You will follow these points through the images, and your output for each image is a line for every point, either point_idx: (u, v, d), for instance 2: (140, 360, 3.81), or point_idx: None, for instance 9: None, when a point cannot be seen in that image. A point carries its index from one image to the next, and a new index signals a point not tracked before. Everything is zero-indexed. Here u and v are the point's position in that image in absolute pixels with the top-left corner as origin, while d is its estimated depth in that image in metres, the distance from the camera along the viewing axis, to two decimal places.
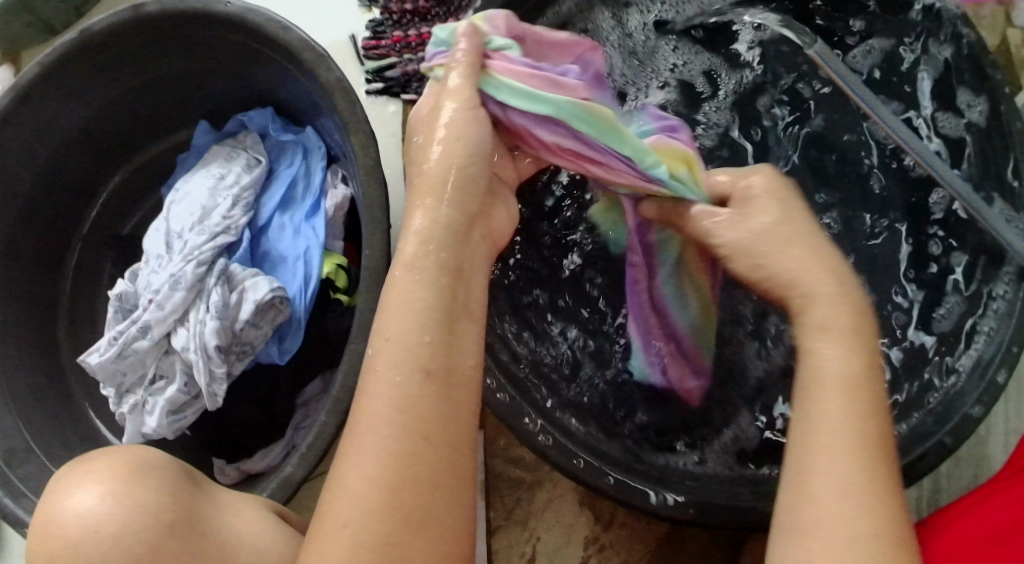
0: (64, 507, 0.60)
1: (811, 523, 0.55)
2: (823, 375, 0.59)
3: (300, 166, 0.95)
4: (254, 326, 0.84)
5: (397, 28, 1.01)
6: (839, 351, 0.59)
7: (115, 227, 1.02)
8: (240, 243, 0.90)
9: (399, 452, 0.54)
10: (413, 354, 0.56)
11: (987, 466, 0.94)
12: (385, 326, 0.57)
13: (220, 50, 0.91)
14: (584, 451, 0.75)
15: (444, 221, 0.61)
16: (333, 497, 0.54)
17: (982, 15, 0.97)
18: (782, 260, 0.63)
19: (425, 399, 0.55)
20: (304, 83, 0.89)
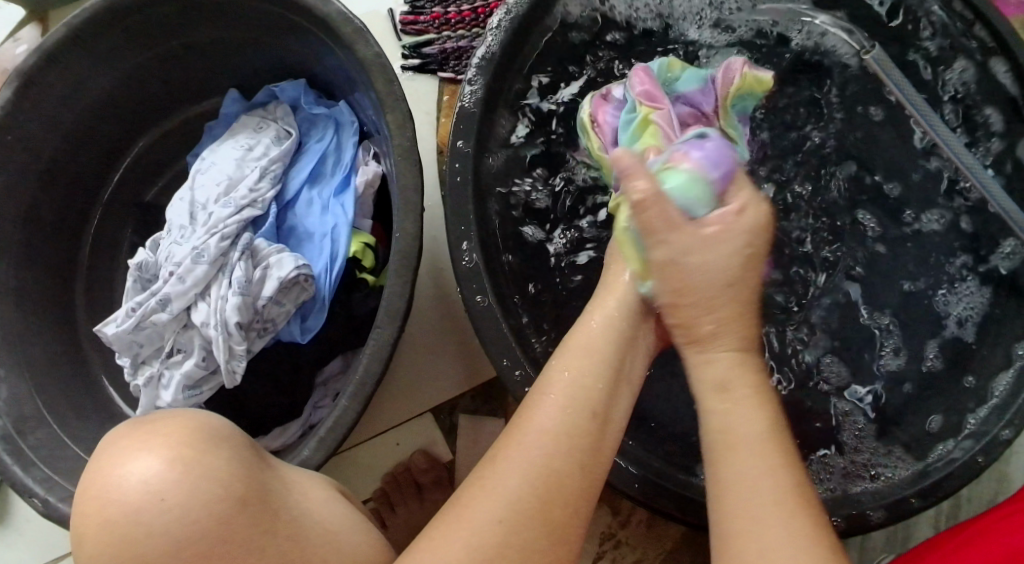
0: (119, 473, 0.57)
1: (754, 543, 0.60)
2: (731, 441, 0.65)
3: (331, 140, 0.92)
4: (277, 303, 0.82)
5: (437, 4, 0.98)
6: (745, 415, 0.66)
7: (138, 195, 1.00)
8: (265, 216, 0.88)
9: (541, 483, 0.60)
10: (583, 395, 0.64)
11: (1012, 484, 0.91)
12: (569, 353, 0.67)
13: (254, 19, 0.88)
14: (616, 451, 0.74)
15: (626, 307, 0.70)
16: (475, 489, 0.61)
17: None
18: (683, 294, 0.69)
19: (580, 444, 0.62)
20: (340, 56, 0.86)
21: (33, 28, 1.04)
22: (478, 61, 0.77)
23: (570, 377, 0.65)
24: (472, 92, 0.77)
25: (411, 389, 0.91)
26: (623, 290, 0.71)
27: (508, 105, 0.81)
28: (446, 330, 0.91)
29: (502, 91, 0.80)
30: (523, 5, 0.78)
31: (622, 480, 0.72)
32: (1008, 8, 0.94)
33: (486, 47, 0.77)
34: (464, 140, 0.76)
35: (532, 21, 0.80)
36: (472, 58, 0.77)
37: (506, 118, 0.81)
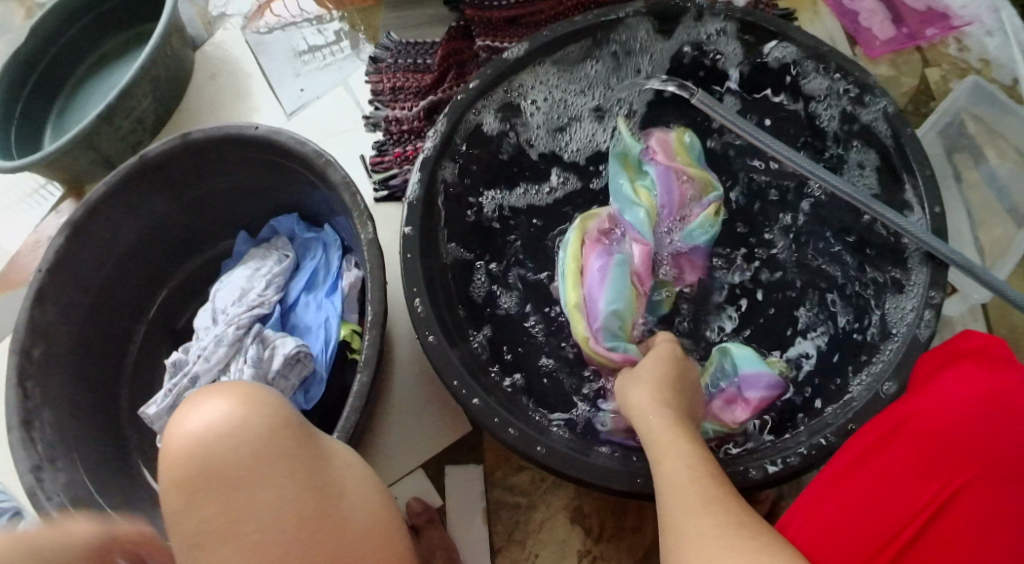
0: (209, 407, 0.77)
1: (680, 528, 0.72)
2: (660, 437, 0.80)
3: (321, 257, 1.15)
4: (284, 378, 1.01)
5: (398, 145, 1.24)
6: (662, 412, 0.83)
7: (170, 322, 1.22)
8: (272, 315, 1.09)
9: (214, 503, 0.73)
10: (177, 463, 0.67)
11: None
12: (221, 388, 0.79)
13: (252, 168, 1.15)
14: (544, 435, 0.88)
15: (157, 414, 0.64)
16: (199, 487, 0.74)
17: (900, 59, 1.20)
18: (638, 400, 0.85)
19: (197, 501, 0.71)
20: (327, 193, 1.10)
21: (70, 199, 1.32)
22: (427, 151, 1.01)
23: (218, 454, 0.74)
24: (419, 178, 0.99)
25: (405, 447, 1.07)
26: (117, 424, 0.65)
27: (449, 184, 1.04)
28: (427, 394, 1.09)
29: (444, 176, 1.02)
30: (450, 127, 1.02)
31: (551, 458, 0.86)
32: (874, 49, 1.20)
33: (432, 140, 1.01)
34: (411, 226, 0.97)
35: (463, 119, 1.04)
36: (422, 148, 1.01)
37: (446, 196, 1.04)
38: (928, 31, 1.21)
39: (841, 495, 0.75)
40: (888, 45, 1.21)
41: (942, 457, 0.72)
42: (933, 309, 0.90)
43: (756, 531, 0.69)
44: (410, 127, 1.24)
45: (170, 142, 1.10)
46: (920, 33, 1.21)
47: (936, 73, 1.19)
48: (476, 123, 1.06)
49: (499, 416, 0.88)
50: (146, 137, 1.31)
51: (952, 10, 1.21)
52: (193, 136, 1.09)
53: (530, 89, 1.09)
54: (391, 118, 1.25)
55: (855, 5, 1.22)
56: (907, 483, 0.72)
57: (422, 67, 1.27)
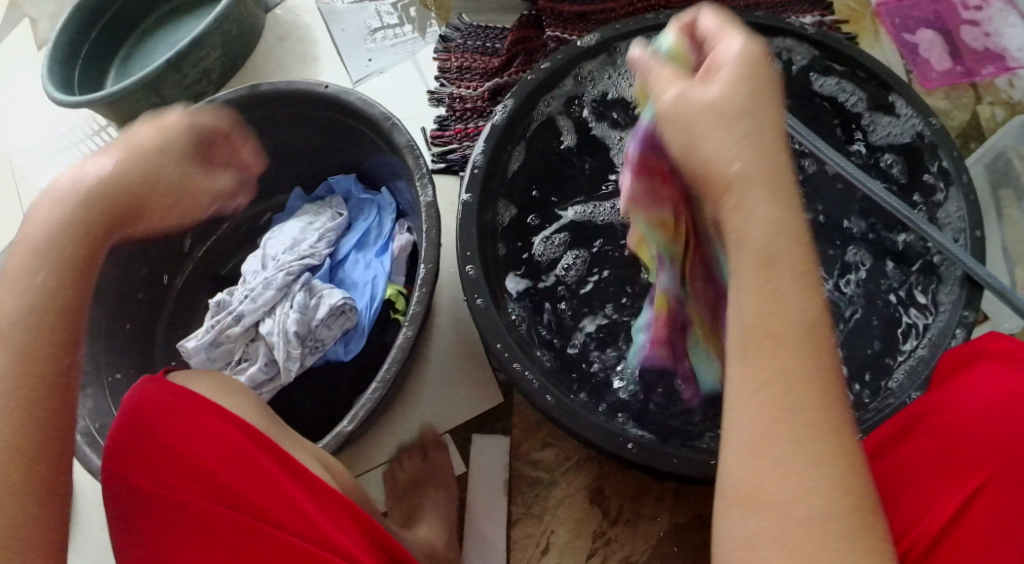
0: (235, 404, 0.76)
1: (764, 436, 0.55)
2: (745, 240, 0.57)
3: (374, 220, 1.17)
4: (327, 327, 1.03)
5: (460, 122, 1.27)
6: (762, 204, 0.57)
7: (214, 269, 1.25)
8: (320, 267, 1.11)
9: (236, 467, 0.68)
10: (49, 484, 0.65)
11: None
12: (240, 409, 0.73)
13: (316, 125, 1.18)
14: (573, 403, 0.90)
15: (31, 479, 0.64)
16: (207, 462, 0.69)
17: (954, 94, 1.17)
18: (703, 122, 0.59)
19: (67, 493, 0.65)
20: (389, 155, 1.13)
21: (126, 143, 1.37)
22: (492, 125, 1.03)
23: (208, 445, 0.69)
24: (482, 151, 1.02)
25: (434, 413, 1.09)
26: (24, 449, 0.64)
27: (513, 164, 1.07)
28: (461, 361, 1.12)
29: (506, 154, 1.05)
30: (508, 113, 1.04)
31: (568, 417, 0.88)
32: (929, 81, 1.17)
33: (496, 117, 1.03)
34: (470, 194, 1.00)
35: (530, 103, 1.06)
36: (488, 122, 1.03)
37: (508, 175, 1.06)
38: (984, 68, 1.18)
39: (882, 477, 0.68)
40: (943, 78, 1.18)
41: (979, 457, 0.63)
42: (966, 325, 0.89)
43: (832, 387, 0.55)
44: (472, 106, 1.27)
45: (237, 91, 1.12)
46: (976, 70, 1.18)
47: (988, 111, 1.16)
48: (542, 109, 1.08)
49: (538, 381, 0.90)
50: (209, 89, 1.35)
51: (1009, 52, 1.18)
52: (262, 88, 1.12)
53: (600, 81, 1.12)
54: (455, 95, 1.28)
55: (915, 37, 1.20)
56: (950, 475, 0.64)
57: (490, 51, 1.30)
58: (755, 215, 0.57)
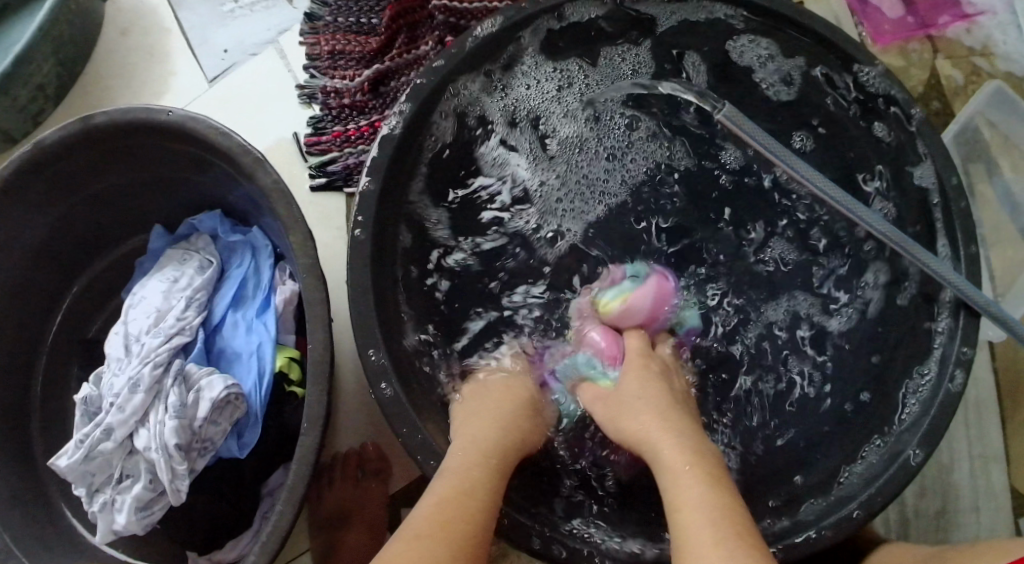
0: None
1: None
2: (678, 506, 0.69)
3: (249, 265, 0.97)
4: (213, 424, 0.88)
5: (337, 123, 1.05)
6: (685, 485, 0.70)
7: (80, 330, 1.07)
8: (194, 342, 0.93)
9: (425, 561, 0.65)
10: None
11: (956, 495, 1.04)
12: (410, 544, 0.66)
13: (168, 156, 0.97)
14: (547, 527, 0.83)
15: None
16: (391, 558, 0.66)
17: (909, 49, 1.11)
18: (635, 429, 0.79)
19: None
20: (245, 186, 0.94)
21: None
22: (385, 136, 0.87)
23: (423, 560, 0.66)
24: (370, 184, 0.85)
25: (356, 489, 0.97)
26: None
27: (422, 205, 0.92)
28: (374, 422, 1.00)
29: (404, 180, 0.88)
30: (408, 118, 0.87)
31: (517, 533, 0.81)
32: (884, 38, 1.11)
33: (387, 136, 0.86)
34: (362, 228, 0.84)
35: (429, 109, 0.89)
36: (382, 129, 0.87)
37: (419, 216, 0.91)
38: (940, 19, 1.12)
39: None
40: (899, 30, 1.12)
41: None
42: (964, 367, 0.87)
43: (750, 541, 0.65)
44: (352, 101, 1.05)
45: (67, 127, 0.92)
46: (932, 20, 1.12)
47: (948, 67, 1.11)
48: (441, 118, 0.91)
49: None
50: (47, 105, 1.11)
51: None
52: (94, 122, 0.91)
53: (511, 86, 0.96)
54: (329, 89, 1.06)
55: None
56: None
57: (366, 28, 1.07)
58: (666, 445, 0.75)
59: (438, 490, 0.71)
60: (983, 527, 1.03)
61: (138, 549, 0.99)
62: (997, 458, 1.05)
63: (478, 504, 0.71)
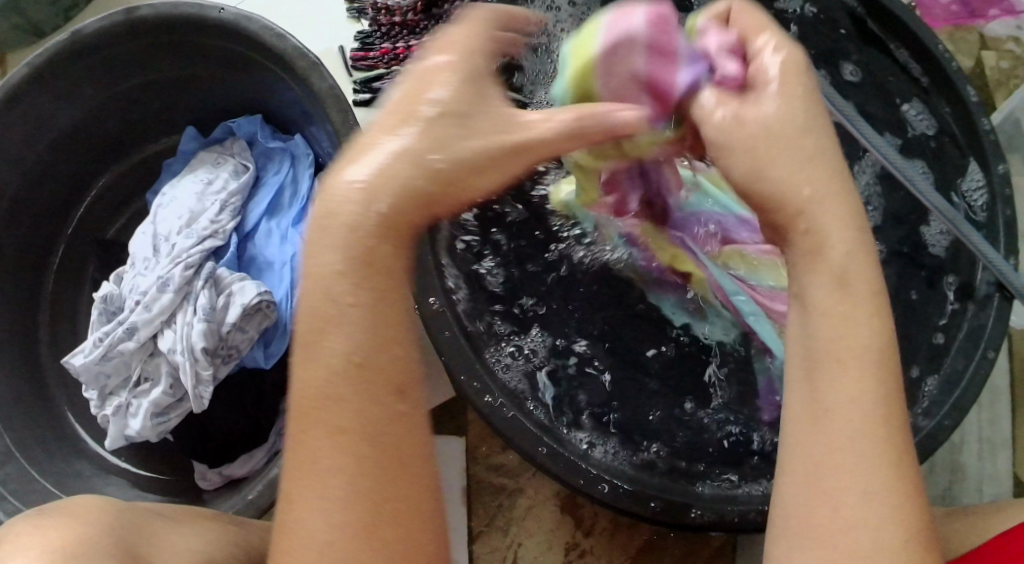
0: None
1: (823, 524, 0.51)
2: (824, 348, 0.53)
3: (287, 173, 0.95)
4: (241, 330, 0.85)
5: (386, 40, 1.03)
6: (862, 320, 0.53)
7: (98, 231, 1.03)
8: (226, 247, 0.91)
9: (352, 479, 0.50)
10: (350, 512, 0.50)
11: (961, 472, 0.96)
12: (318, 433, 0.51)
13: (210, 56, 0.93)
14: (588, 464, 0.76)
15: (358, 491, 0.50)
16: (301, 486, 0.51)
17: (958, 36, 1.02)
18: (794, 181, 0.55)
19: (380, 487, 0.51)
20: (294, 91, 0.90)
21: None
22: None
23: (341, 448, 0.50)
24: None
25: None
26: (308, 526, 0.50)
27: None
28: None
29: None
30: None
31: (557, 466, 0.74)
32: (935, 20, 1.02)
33: None
34: None
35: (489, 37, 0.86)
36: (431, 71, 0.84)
37: None
38: (990, 11, 1.02)
39: None
40: (948, 17, 1.02)
41: None
42: (999, 345, 0.81)
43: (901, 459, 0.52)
44: (403, 20, 1.03)
45: (111, 17, 0.88)
46: (981, 10, 1.02)
47: (993, 58, 1.02)
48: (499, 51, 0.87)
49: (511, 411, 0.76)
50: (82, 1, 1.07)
51: None
52: (141, 14, 0.88)
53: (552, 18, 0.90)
54: (380, 5, 1.03)
55: None
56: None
57: None
58: (834, 230, 0.55)
59: (309, 361, 0.51)
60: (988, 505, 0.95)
61: (144, 461, 0.96)
62: (1003, 441, 0.97)
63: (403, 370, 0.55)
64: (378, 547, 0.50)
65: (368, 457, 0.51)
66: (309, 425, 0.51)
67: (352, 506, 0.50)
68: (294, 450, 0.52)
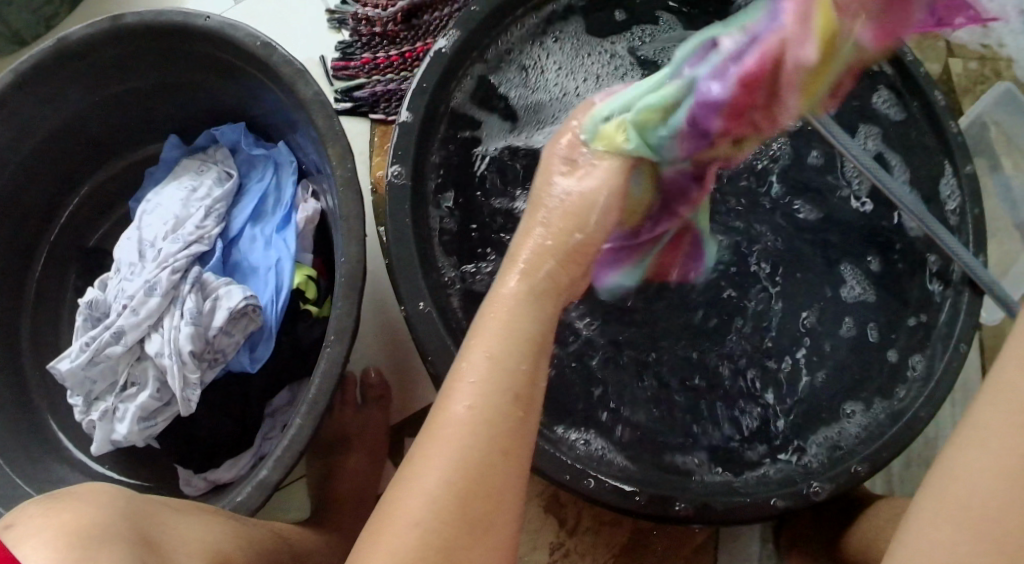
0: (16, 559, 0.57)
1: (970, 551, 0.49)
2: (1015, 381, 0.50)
3: (271, 180, 0.96)
4: (228, 334, 0.85)
5: (367, 50, 1.05)
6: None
7: (80, 240, 1.03)
8: (211, 253, 0.91)
9: (455, 488, 0.55)
10: (446, 525, 0.54)
11: None
12: (443, 436, 0.57)
13: (195, 64, 0.94)
14: (570, 459, 0.78)
15: (448, 518, 0.55)
16: (406, 482, 0.57)
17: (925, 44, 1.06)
18: None
19: (469, 511, 0.55)
20: (279, 98, 0.91)
21: None
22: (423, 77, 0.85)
23: (457, 454, 0.56)
24: (412, 109, 0.85)
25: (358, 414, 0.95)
26: (401, 528, 0.55)
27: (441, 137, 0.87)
28: (387, 351, 0.98)
29: (443, 106, 0.88)
30: (453, 46, 0.86)
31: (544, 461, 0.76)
32: None
33: (427, 70, 0.85)
34: (405, 143, 0.83)
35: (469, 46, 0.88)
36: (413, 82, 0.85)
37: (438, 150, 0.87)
38: None
39: None
40: None
41: None
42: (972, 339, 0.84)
43: None
44: (383, 30, 1.05)
45: (97, 25, 0.88)
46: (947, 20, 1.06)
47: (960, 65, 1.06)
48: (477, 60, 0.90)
49: None
50: (63, 10, 1.07)
51: None
52: (127, 22, 0.88)
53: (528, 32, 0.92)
54: (360, 16, 1.05)
55: None
56: None
57: None
58: None
59: (474, 349, 0.60)
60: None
61: (128, 467, 0.96)
62: None
63: (518, 378, 0.59)
64: (471, 545, 0.54)
65: (479, 454, 0.56)
66: (449, 402, 0.58)
67: (446, 522, 0.55)
68: (422, 438, 0.58)
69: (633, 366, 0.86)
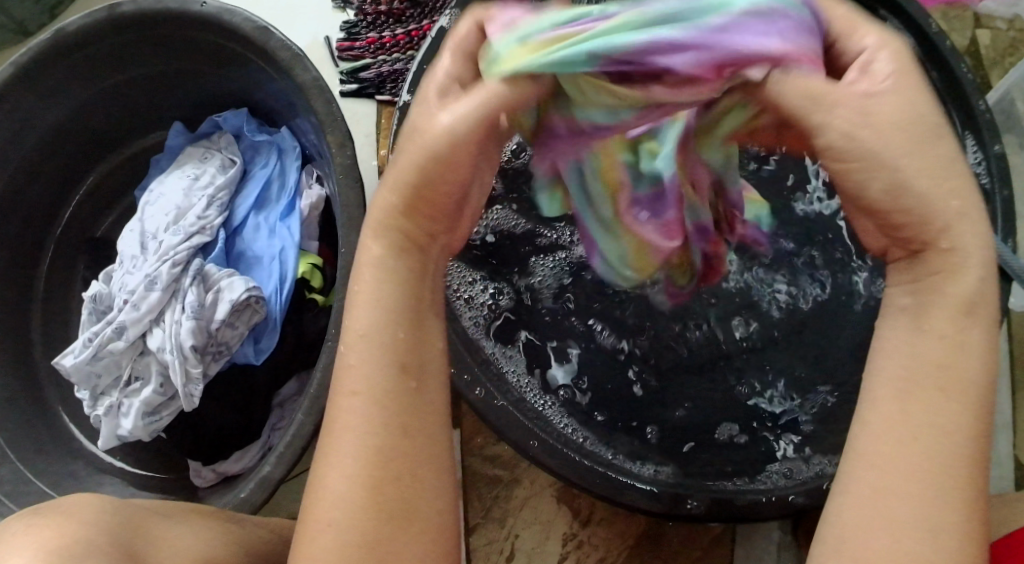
0: None
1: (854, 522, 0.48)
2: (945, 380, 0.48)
3: (274, 166, 0.94)
4: (230, 326, 0.84)
5: (372, 29, 1.02)
6: (980, 330, 0.48)
7: (87, 230, 1.02)
8: (214, 243, 0.90)
9: (370, 475, 0.50)
10: (364, 517, 0.49)
11: None
12: (348, 412, 0.51)
13: (192, 51, 0.92)
14: (581, 457, 0.75)
15: (365, 518, 0.49)
16: (319, 465, 0.51)
17: (952, 14, 1.00)
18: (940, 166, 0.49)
19: (383, 506, 0.49)
20: (279, 83, 0.89)
21: None
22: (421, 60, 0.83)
23: (369, 436, 0.50)
24: (411, 96, 0.82)
25: None
26: (321, 521, 0.50)
27: None
28: None
29: None
30: (456, 25, 0.84)
31: (551, 458, 0.74)
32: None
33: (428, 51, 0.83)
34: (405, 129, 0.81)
35: None
36: (413, 65, 0.83)
37: None
38: None
39: None
40: None
41: None
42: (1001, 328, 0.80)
43: (956, 456, 0.47)
44: (388, 8, 1.01)
45: (93, 13, 0.87)
46: None
47: (987, 37, 1.00)
48: None
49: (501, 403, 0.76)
50: None
51: None
52: (123, 10, 0.87)
53: None
54: None
55: None
56: None
57: None
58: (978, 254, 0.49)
59: (361, 297, 0.52)
60: (988, 487, 0.94)
61: (139, 460, 0.96)
62: (1004, 423, 0.96)
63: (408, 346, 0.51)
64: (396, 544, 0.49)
65: (384, 448, 0.50)
66: (347, 374, 0.52)
67: (362, 514, 0.49)
68: (326, 423, 0.52)
69: (655, 369, 0.85)
